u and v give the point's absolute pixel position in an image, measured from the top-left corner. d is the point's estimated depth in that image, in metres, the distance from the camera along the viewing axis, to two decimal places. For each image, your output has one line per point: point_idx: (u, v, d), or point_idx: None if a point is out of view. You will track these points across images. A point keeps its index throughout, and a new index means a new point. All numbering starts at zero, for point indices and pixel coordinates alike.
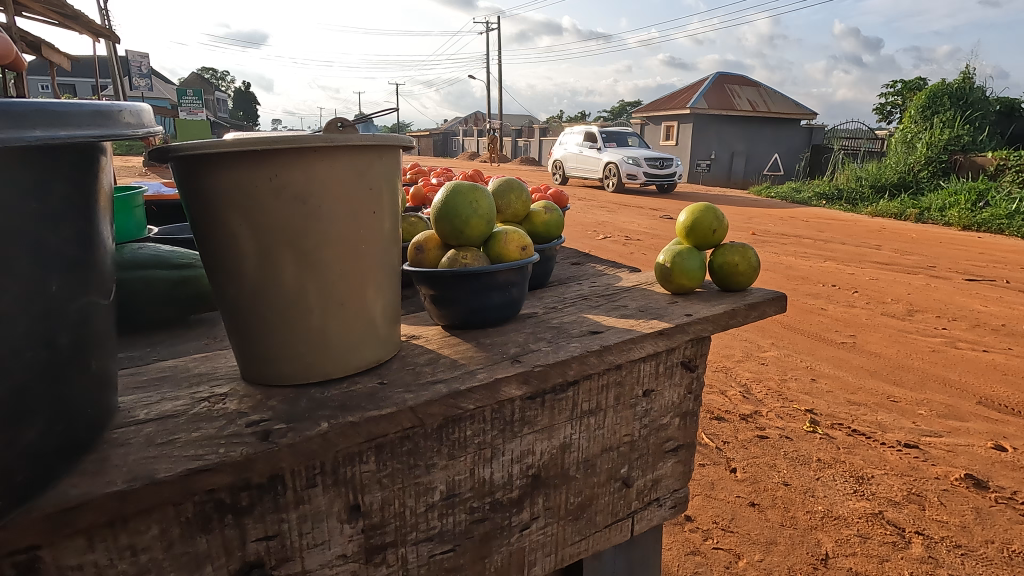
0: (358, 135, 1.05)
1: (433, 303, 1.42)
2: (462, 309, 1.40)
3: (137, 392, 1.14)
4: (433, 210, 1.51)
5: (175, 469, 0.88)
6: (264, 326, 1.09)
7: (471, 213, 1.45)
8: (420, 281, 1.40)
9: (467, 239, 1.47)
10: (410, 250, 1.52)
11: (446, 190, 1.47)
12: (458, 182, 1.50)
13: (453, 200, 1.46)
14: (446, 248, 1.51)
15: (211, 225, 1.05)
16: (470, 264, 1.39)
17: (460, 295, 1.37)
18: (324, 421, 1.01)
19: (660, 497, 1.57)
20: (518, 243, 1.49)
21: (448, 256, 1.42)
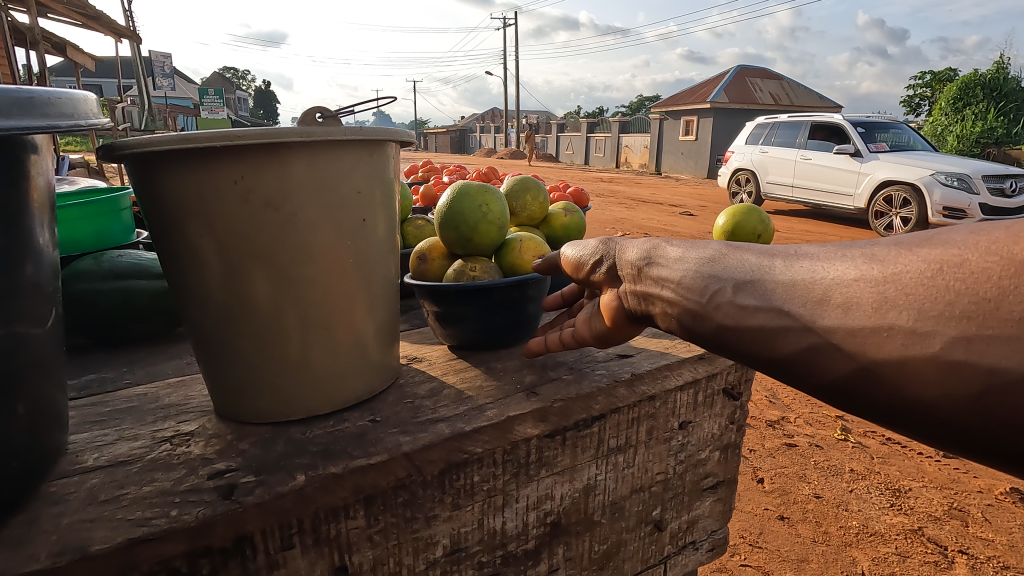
0: (342, 128, 0.88)
1: (436, 321, 1.25)
2: (468, 330, 1.22)
3: (93, 429, 0.99)
4: (435, 213, 1.34)
5: (113, 540, 0.72)
6: (235, 354, 0.93)
7: (480, 217, 1.27)
8: (420, 296, 1.23)
9: (475, 247, 1.29)
10: (410, 257, 1.36)
11: (451, 191, 1.29)
12: (464, 183, 1.33)
13: (459, 203, 1.27)
14: (452, 256, 1.34)
15: (170, 236, 0.89)
16: (480, 277, 1.21)
17: (469, 314, 1.19)
18: (300, 473, 0.84)
19: (697, 539, 1.38)
20: (537, 253, 1.30)
21: (453, 267, 1.25)
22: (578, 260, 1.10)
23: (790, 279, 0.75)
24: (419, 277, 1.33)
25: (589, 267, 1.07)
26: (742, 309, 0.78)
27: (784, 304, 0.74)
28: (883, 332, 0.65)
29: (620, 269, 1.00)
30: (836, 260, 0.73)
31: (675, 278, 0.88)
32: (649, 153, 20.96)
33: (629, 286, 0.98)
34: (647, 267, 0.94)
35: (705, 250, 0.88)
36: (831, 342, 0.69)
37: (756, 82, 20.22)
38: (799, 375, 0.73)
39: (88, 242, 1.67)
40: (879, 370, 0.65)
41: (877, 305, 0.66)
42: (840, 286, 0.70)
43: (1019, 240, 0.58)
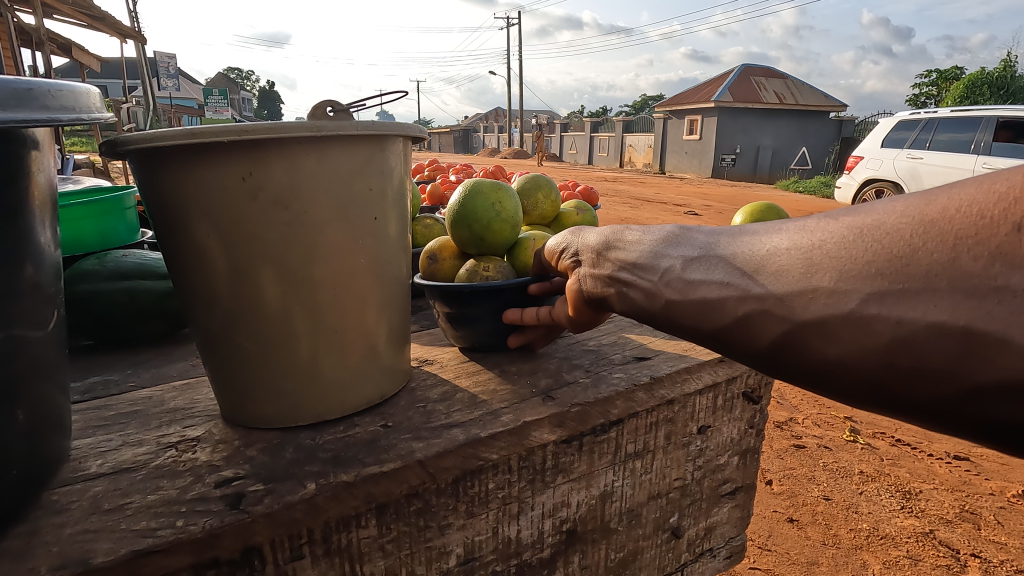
0: (354, 122, 0.84)
1: (446, 322, 1.22)
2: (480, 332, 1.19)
3: (96, 434, 0.96)
4: (446, 212, 1.30)
5: (117, 552, 0.69)
6: (242, 359, 0.90)
7: (494, 216, 1.24)
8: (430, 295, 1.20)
9: (489, 246, 1.26)
10: (421, 259, 1.33)
11: (464, 189, 1.25)
12: (476, 180, 1.30)
13: (472, 201, 1.24)
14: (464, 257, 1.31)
15: (175, 236, 0.86)
16: (493, 277, 1.18)
17: (481, 315, 1.16)
18: (311, 481, 0.81)
19: (714, 546, 1.34)
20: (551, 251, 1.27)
21: (464, 267, 1.22)
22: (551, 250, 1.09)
23: (727, 251, 0.75)
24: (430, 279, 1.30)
25: (558, 256, 1.07)
26: (683, 281, 0.77)
27: (725, 274, 0.72)
28: (806, 293, 0.64)
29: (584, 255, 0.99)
30: (771, 232, 0.72)
31: (631, 258, 0.87)
32: (653, 153, 20.88)
33: (588, 271, 0.97)
34: (608, 251, 0.93)
35: (660, 232, 0.86)
36: (764, 307, 0.68)
37: (761, 81, 20.12)
38: (733, 344, 0.72)
39: (91, 242, 1.65)
40: (804, 331, 0.64)
41: (806, 267, 0.65)
42: (773, 255, 0.69)
43: (930, 202, 0.58)
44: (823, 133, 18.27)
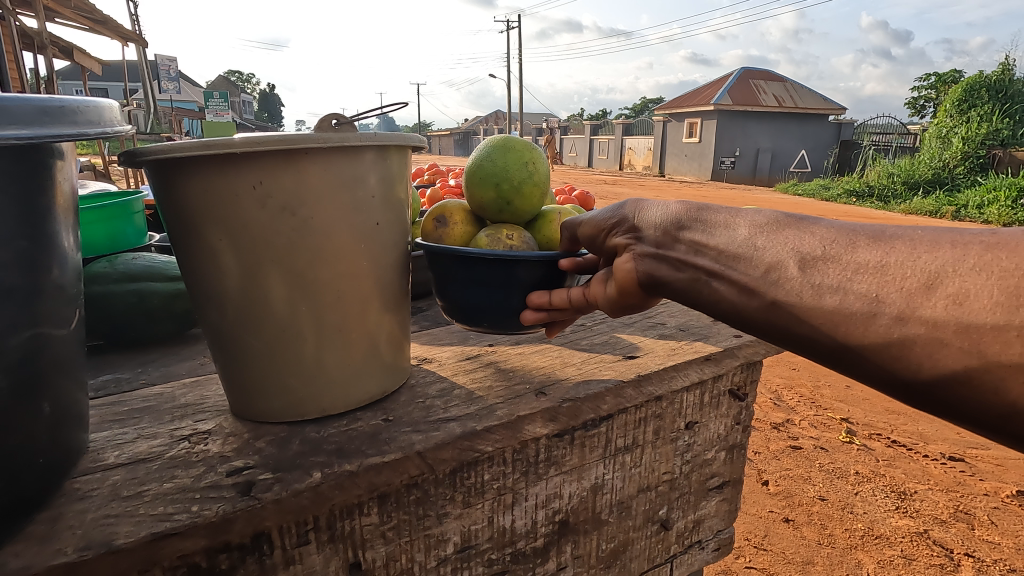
0: (357, 134, 0.90)
1: (457, 297, 1.20)
2: (495, 304, 1.18)
3: (112, 427, 1.01)
4: (466, 172, 1.29)
5: (137, 534, 0.74)
6: (250, 356, 0.95)
7: (525, 177, 1.26)
8: (444, 265, 1.19)
9: (516, 209, 1.28)
10: (425, 220, 1.31)
11: (500, 147, 1.27)
12: (498, 138, 1.30)
13: (509, 160, 1.25)
14: (473, 223, 1.31)
15: (189, 241, 0.91)
16: (519, 246, 1.19)
17: (500, 285, 1.15)
18: (316, 470, 0.86)
19: (703, 539, 1.39)
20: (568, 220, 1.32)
21: (484, 233, 1.21)
22: (601, 222, 1.11)
23: (878, 262, 0.82)
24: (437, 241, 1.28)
25: (609, 231, 1.10)
26: (819, 289, 0.85)
27: (878, 292, 0.80)
28: (1007, 331, 0.71)
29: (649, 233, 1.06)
30: (940, 247, 0.78)
31: (719, 247, 0.97)
32: (653, 156, 20.96)
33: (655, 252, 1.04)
34: (686, 231, 1.02)
35: (756, 222, 0.96)
36: (936, 335, 0.76)
37: (759, 84, 20.20)
38: (897, 371, 0.80)
39: (100, 245, 1.70)
40: (988, 369, 0.73)
41: (1007, 306, 0.71)
42: (950, 280, 0.76)
43: None
44: (822, 136, 18.32)
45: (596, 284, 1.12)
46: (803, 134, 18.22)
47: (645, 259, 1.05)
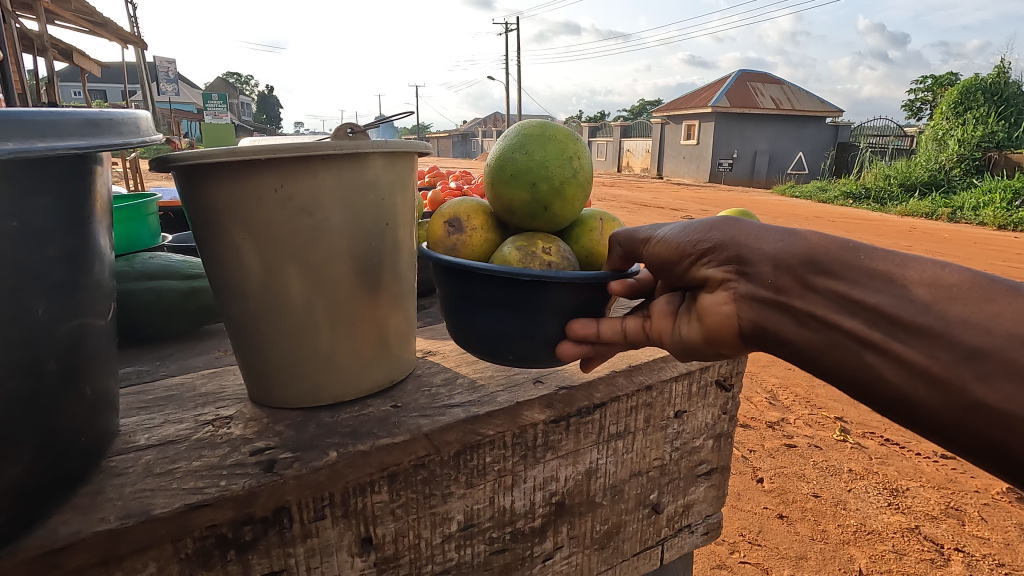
0: (370, 141, 0.98)
1: (483, 321, 1.11)
2: (530, 333, 1.09)
3: (139, 413, 1.08)
4: (499, 169, 1.23)
5: (172, 505, 0.82)
6: (269, 347, 1.03)
7: (567, 177, 1.21)
8: (475, 287, 1.09)
9: (553, 213, 1.23)
10: (437, 222, 1.24)
11: (537, 146, 1.23)
12: (535, 131, 1.25)
13: (549, 158, 1.21)
14: (490, 230, 1.26)
15: (214, 240, 0.99)
16: (555, 262, 1.12)
17: (539, 308, 1.07)
18: (332, 450, 0.94)
19: (692, 523, 1.47)
20: (601, 230, 1.25)
21: (514, 244, 1.14)
22: (687, 248, 1.01)
23: None
24: (452, 248, 1.22)
25: (705, 261, 1.00)
26: None
27: None
28: None
29: (758, 270, 0.96)
30: None
31: (887, 314, 0.86)
32: (651, 157, 21.06)
33: (772, 296, 0.95)
34: (823, 279, 0.91)
35: (946, 286, 0.83)
36: None
37: (757, 86, 20.28)
38: None
39: (117, 245, 1.77)
40: None
41: None
42: None
43: None
44: (819, 138, 18.43)
45: (657, 318, 1.10)
46: (800, 136, 18.32)
47: (750, 302, 0.97)
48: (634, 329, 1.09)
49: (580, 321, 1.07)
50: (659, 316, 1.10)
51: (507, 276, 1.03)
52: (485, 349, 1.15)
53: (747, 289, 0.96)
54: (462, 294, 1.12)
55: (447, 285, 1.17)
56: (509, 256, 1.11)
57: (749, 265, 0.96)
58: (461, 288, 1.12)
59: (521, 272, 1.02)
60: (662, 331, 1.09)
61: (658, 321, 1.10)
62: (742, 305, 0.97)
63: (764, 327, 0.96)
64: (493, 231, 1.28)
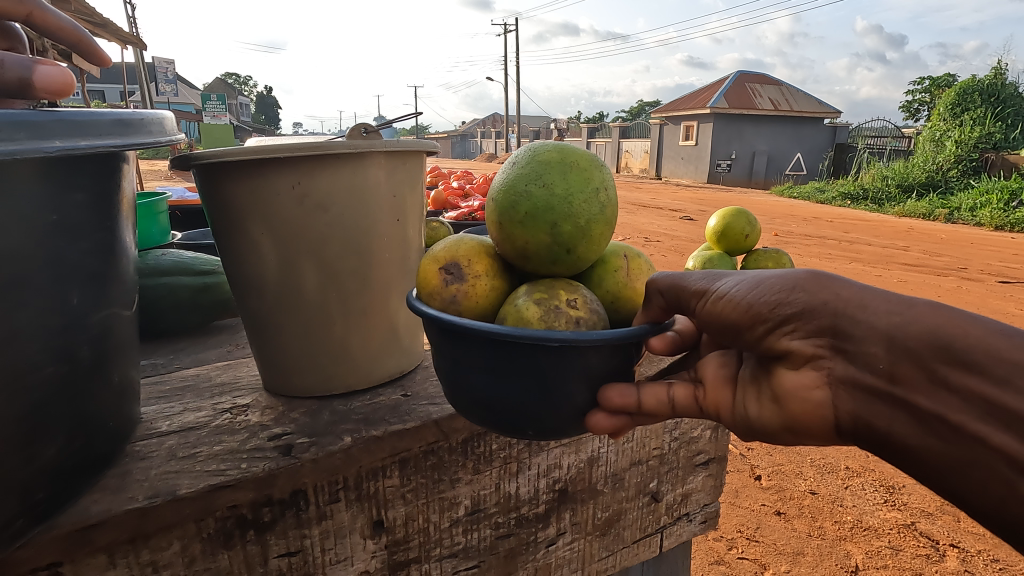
0: (383, 141, 1.02)
1: (485, 394, 0.83)
2: (551, 405, 0.81)
3: (159, 402, 1.13)
4: (504, 203, 0.91)
5: (197, 485, 0.86)
6: (285, 337, 1.07)
7: (596, 213, 0.89)
8: (475, 353, 0.80)
9: (578, 258, 0.91)
10: (428, 266, 0.90)
11: (557, 170, 0.90)
12: (552, 156, 0.93)
13: (573, 188, 0.90)
14: (496, 273, 0.94)
15: (233, 235, 1.03)
16: (585, 317, 0.83)
17: (563, 379, 0.79)
18: (347, 435, 0.98)
19: (691, 512, 1.52)
20: (630, 267, 0.95)
21: (531, 294, 0.85)
22: (764, 313, 0.81)
23: None
24: (449, 302, 0.88)
25: (789, 332, 0.82)
26: None
27: None
28: None
29: (862, 350, 0.78)
30: None
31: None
32: (650, 158, 21.13)
33: (886, 385, 0.77)
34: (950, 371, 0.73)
35: None
36: None
37: (756, 87, 20.35)
38: None
39: None
40: None
41: None
42: None
43: None
44: (817, 139, 18.50)
45: (711, 390, 0.93)
46: (798, 137, 18.39)
47: (848, 389, 0.81)
48: (686, 401, 0.91)
49: (618, 389, 0.81)
50: (713, 387, 0.94)
51: (523, 338, 0.73)
52: (488, 424, 0.86)
53: (846, 371, 0.80)
54: (457, 357, 0.83)
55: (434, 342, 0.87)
56: (526, 311, 0.82)
57: (849, 341, 0.79)
58: (455, 350, 0.82)
59: (543, 332, 0.73)
60: (722, 407, 0.92)
61: (714, 395, 0.93)
62: (839, 392, 0.81)
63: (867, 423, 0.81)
64: (499, 272, 0.95)
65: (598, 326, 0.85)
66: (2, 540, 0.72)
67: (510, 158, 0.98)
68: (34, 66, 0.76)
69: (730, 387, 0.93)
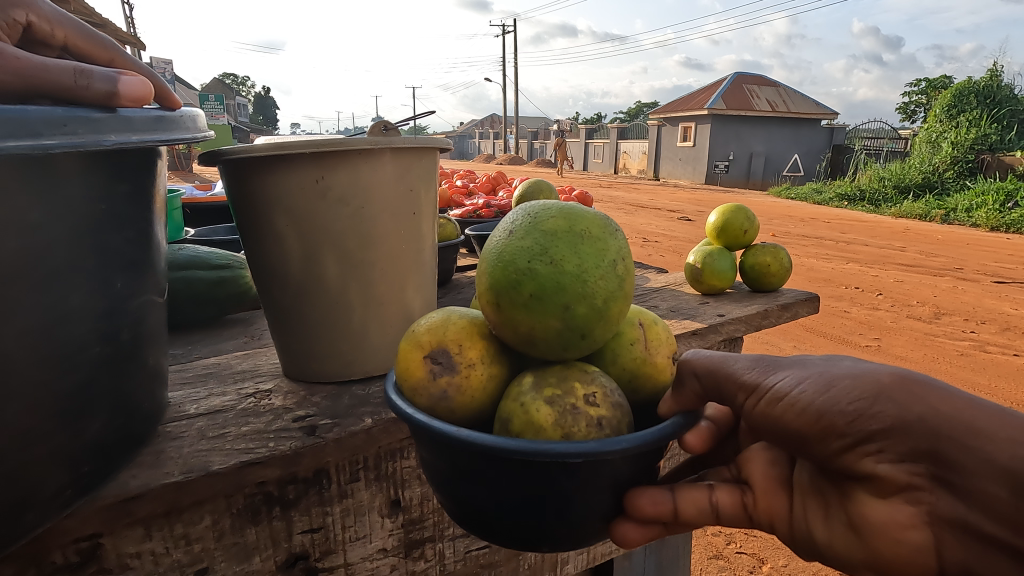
0: (400, 138, 1.07)
1: (491, 509, 0.71)
2: (574, 519, 0.70)
3: (185, 387, 1.18)
4: (502, 282, 0.77)
5: (228, 462, 0.91)
6: (306, 325, 1.12)
7: (613, 290, 0.78)
8: (479, 469, 0.67)
9: (593, 341, 0.79)
10: (411, 354, 0.78)
11: (562, 240, 0.78)
12: (558, 224, 0.80)
13: (581, 261, 0.77)
14: (492, 356, 0.82)
15: (257, 227, 1.08)
16: (607, 415, 0.72)
17: (587, 491, 0.68)
18: (367, 417, 1.03)
19: None
20: (647, 339, 0.85)
21: (540, 390, 0.73)
22: (845, 429, 0.74)
23: None
24: (439, 398, 0.76)
25: (876, 455, 0.74)
26: None
27: None
28: None
29: (970, 487, 0.69)
30: None
31: None
32: (648, 158, 21.22)
33: (1003, 534, 0.68)
34: None
35: None
36: None
37: (753, 88, 20.45)
38: None
39: None
40: None
41: None
42: None
43: None
44: (814, 140, 18.59)
45: (762, 495, 0.90)
46: (795, 138, 18.49)
47: (945, 529, 0.73)
48: (731, 509, 0.89)
49: (649, 494, 0.72)
50: (764, 491, 0.91)
51: (544, 458, 0.61)
52: (496, 537, 0.75)
53: (948, 508, 0.72)
54: (453, 470, 0.70)
55: (420, 447, 0.74)
56: (537, 414, 0.70)
57: (953, 473, 0.70)
58: (452, 463, 0.69)
59: (568, 448, 0.61)
60: (776, 515, 0.89)
61: (766, 500, 0.90)
62: (935, 532, 0.74)
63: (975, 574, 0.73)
64: (495, 357, 0.82)
65: (622, 423, 0.74)
66: (53, 509, 0.76)
67: (505, 221, 0.85)
68: (115, 78, 0.72)
69: (783, 491, 0.90)
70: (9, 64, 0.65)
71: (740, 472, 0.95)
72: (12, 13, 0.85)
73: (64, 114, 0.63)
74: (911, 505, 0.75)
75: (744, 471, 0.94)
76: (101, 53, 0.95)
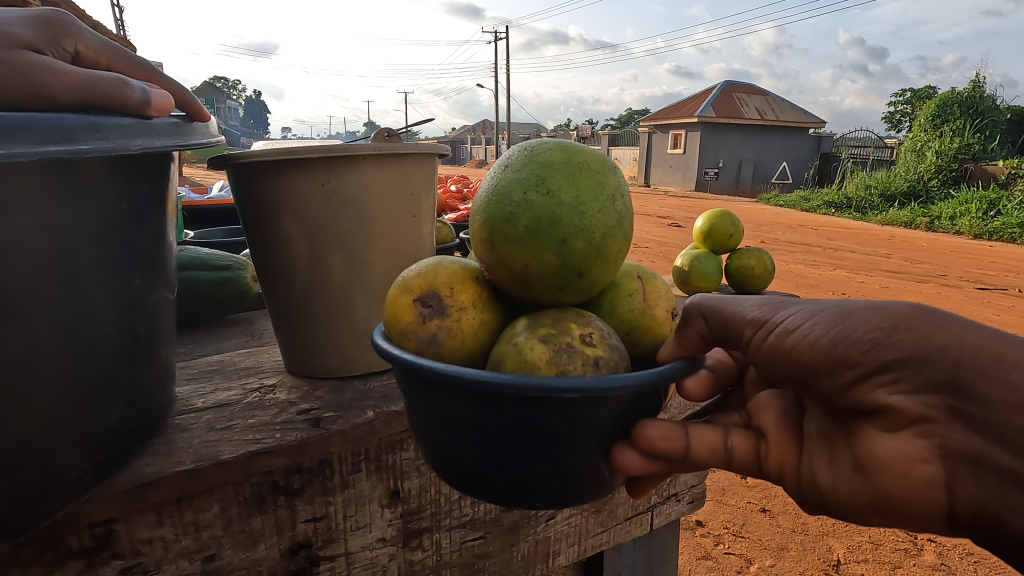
0: (403, 144, 1.13)
1: (480, 457, 0.75)
2: (568, 468, 0.75)
3: (192, 382, 1.22)
4: (499, 216, 0.83)
5: (238, 451, 0.95)
6: (309, 323, 1.16)
7: (612, 225, 0.84)
8: (468, 411, 0.71)
9: (590, 281, 0.84)
10: (401, 299, 0.83)
11: (559, 175, 0.84)
12: (555, 156, 0.86)
13: (571, 197, 0.82)
14: (485, 303, 0.87)
15: (266, 223, 1.13)
16: (604, 355, 0.77)
17: (582, 435, 0.72)
18: (369, 409, 1.08)
19: (678, 492, 1.62)
20: (646, 292, 0.90)
21: (534, 330, 0.78)
22: (863, 359, 0.80)
23: None
24: (429, 342, 0.81)
25: (890, 387, 0.80)
26: None
27: None
28: None
29: (989, 417, 0.77)
30: None
31: None
32: (638, 166, 21.41)
33: (1009, 461, 0.77)
34: None
35: None
36: None
37: (742, 97, 20.74)
38: None
39: None
40: None
41: None
42: None
43: None
44: (802, 149, 18.85)
45: (774, 444, 0.98)
46: (784, 146, 18.72)
47: (956, 462, 0.80)
48: (745, 454, 0.95)
49: (659, 427, 0.76)
50: (777, 440, 0.98)
51: (540, 391, 0.65)
52: (485, 492, 0.79)
53: (960, 440, 0.79)
54: (443, 418, 0.74)
55: (411, 397, 0.78)
56: (532, 352, 0.75)
57: (973, 402, 0.77)
58: (442, 408, 0.73)
59: (566, 384, 0.65)
60: (785, 464, 0.97)
61: (778, 450, 0.97)
62: (948, 465, 0.81)
63: (984, 507, 0.80)
64: (491, 307, 0.88)
65: (619, 364, 0.78)
66: (73, 493, 0.81)
67: (501, 160, 0.91)
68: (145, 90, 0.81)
69: (796, 443, 0.97)
70: (62, 80, 0.71)
71: (751, 420, 1.02)
72: (61, 41, 0.83)
73: (95, 121, 0.69)
74: (922, 439, 0.82)
75: (756, 419, 1.01)
76: (139, 73, 0.96)
